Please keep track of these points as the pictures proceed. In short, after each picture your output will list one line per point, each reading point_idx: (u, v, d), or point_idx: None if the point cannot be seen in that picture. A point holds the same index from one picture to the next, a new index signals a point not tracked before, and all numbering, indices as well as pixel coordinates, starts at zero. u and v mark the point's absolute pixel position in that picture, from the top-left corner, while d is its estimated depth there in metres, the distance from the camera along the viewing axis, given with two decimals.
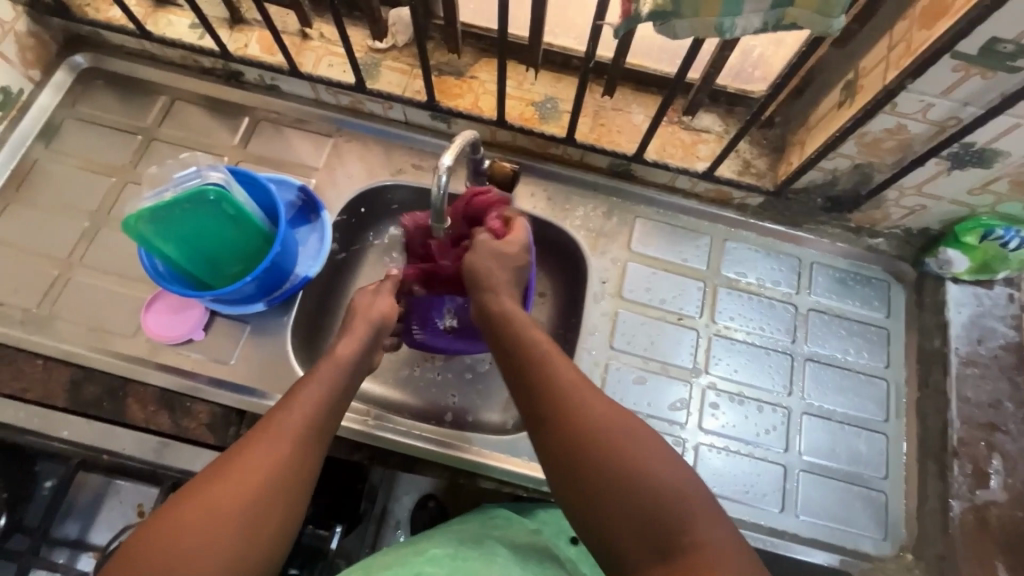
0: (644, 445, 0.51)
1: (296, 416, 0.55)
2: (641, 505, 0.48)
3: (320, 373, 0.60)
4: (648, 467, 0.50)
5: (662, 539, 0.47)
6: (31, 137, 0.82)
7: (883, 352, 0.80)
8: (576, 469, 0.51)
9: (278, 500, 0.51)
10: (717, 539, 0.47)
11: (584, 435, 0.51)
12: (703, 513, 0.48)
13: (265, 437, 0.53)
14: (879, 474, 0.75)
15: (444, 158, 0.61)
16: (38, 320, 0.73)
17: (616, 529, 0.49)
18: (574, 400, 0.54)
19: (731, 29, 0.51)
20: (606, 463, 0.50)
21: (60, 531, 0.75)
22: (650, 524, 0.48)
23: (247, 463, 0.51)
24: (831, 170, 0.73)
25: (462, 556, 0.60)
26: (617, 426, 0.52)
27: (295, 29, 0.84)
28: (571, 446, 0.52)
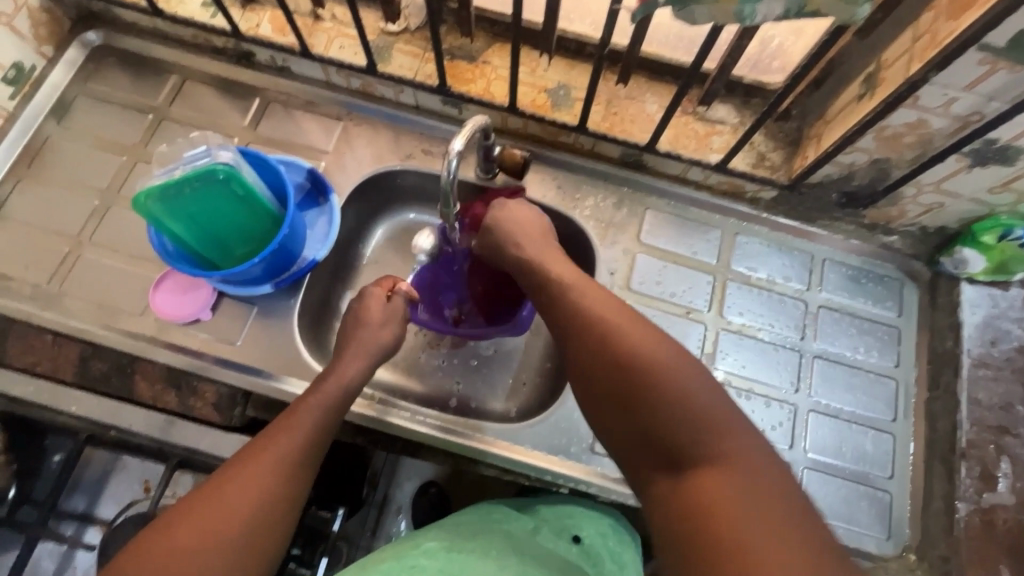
0: (676, 366, 0.51)
1: (298, 437, 0.57)
2: (663, 421, 0.49)
3: (318, 395, 0.61)
4: (680, 386, 0.50)
5: (681, 451, 0.48)
6: (42, 113, 0.82)
7: (894, 351, 0.79)
8: (601, 383, 0.54)
9: (277, 518, 0.53)
10: (744, 462, 0.47)
11: (610, 354, 0.54)
12: (731, 433, 0.48)
13: (262, 461, 0.54)
14: (884, 474, 0.74)
15: (455, 143, 0.60)
16: (48, 297, 0.74)
17: (637, 441, 0.51)
18: (602, 321, 0.56)
19: (752, 16, 0.50)
20: (632, 377, 0.52)
21: (68, 504, 0.75)
22: (669, 439, 0.49)
23: (249, 485, 0.52)
24: (847, 165, 0.72)
25: (457, 547, 0.62)
26: (648, 344, 0.53)
27: (307, 10, 0.83)
28: (596, 364, 0.54)
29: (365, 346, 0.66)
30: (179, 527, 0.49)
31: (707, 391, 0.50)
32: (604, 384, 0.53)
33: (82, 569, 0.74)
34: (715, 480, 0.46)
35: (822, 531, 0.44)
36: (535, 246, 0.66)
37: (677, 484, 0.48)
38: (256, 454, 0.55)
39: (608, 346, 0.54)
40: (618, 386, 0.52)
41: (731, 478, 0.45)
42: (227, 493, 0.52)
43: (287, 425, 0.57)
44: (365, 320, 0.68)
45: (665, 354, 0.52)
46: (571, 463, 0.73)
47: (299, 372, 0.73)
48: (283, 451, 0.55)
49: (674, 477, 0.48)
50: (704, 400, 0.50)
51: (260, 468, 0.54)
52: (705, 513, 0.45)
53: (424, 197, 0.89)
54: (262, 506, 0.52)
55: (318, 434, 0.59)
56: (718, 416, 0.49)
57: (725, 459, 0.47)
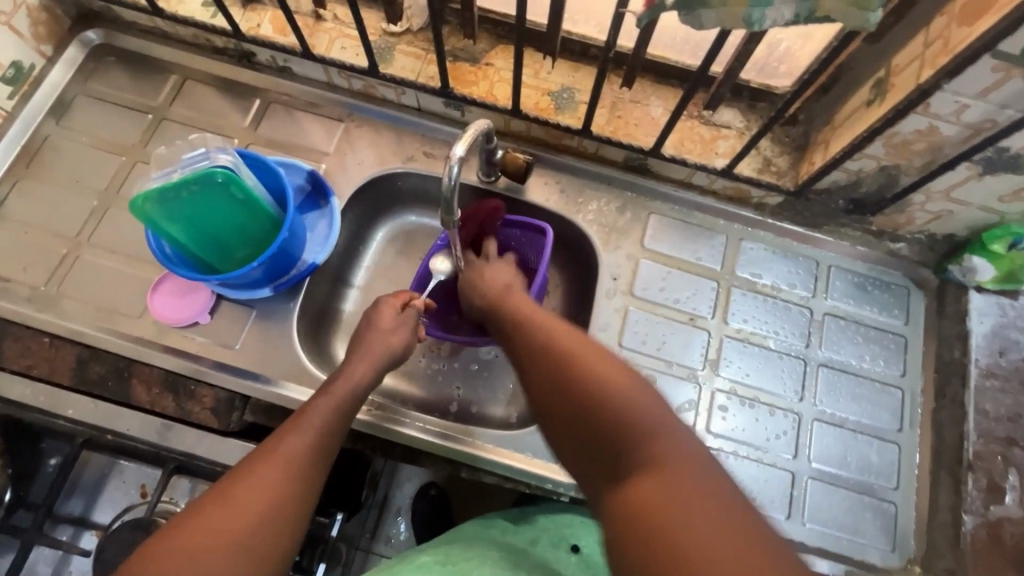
0: (622, 383, 0.51)
1: (308, 436, 0.56)
2: (609, 437, 0.49)
3: (327, 396, 0.60)
4: (625, 401, 0.50)
5: (625, 464, 0.48)
6: (42, 112, 0.81)
7: (900, 360, 0.78)
8: (547, 403, 0.54)
9: (291, 517, 0.52)
10: (688, 473, 0.45)
11: (558, 374, 0.54)
12: (675, 445, 0.47)
13: (276, 460, 0.53)
14: (890, 485, 0.73)
15: (457, 148, 0.59)
16: (45, 298, 0.73)
17: (587, 459, 0.51)
18: (554, 344, 0.57)
19: (760, 21, 0.49)
20: (577, 396, 0.52)
21: (65, 508, 0.74)
22: (614, 453, 0.49)
23: (262, 484, 0.51)
24: (855, 171, 0.71)
25: (451, 560, 0.62)
26: (596, 364, 0.53)
27: (309, 10, 0.83)
28: (547, 385, 0.55)
29: (374, 353, 0.66)
30: (191, 527, 0.47)
31: (652, 405, 0.50)
32: (554, 405, 0.54)
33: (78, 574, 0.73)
34: (655, 489, 0.44)
35: (771, 542, 0.41)
36: (508, 288, 0.68)
37: (621, 498, 0.46)
38: (266, 454, 0.53)
39: (557, 366, 0.54)
40: (565, 406, 0.53)
41: (671, 487, 0.44)
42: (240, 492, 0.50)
43: (296, 425, 0.57)
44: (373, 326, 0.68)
45: (613, 373, 0.52)
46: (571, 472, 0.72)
47: (298, 377, 0.72)
48: (293, 450, 0.54)
49: (617, 492, 0.47)
50: (649, 413, 0.49)
51: (273, 468, 0.52)
52: (643, 523, 0.43)
53: (425, 200, 0.88)
54: (276, 504, 0.51)
55: (328, 434, 0.58)
56: (663, 430, 0.48)
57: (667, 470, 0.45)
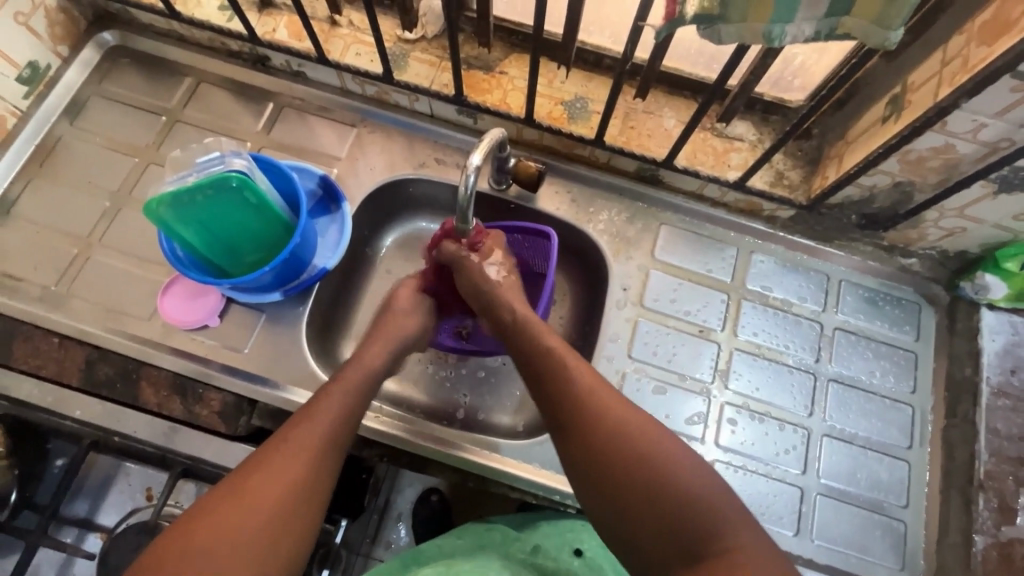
0: (687, 461, 0.52)
1: (322, 426, 0.56)
2: (676, 517, 0.50)
3: (341, 381, 0.61)
4: (693, 482, 0.51)
5: (695, 548, 0.48)
6: (56, 112, 0.81)
7: (911, 377, 0.78)
8: (590, 460, 0.54)
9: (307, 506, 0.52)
10: (760, 561, 0.47)
11: (602, 430, 0.54)
12: (746, 533, 0.49)
13: (290, 449, 0.53)
14: (899, 502, 0.73)
15: (473, 157, 0.60)
16: (55, 298, 0.73)
17: (645, 534, 0.50)
18: (605, 411, 0.55)
19: (780, 38, 0.49)
20: (643, 474, 0.51)
21: (70, 510, 0.73)
22: (680, 534, 0.49)
23: (276, 475, 0.52)
24: (868, 187, 0.71)
25: (454, 568, 0.64)
26: (656, 443, 0.53)
27: (325, 16, 0.83)
28: (600, 456, 0.53)
29: (390, 336, 0.68)
30: (207, 522, 0.48)
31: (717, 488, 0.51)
32: (610, 477, 0.52)
33: None
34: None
35: None
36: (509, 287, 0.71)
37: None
38: (279, 445, 0.54)
39: (616, 440, 0.53)
40: (626, 480, 0.52)
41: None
42: (252, 484, 0.51)
43: (309, 416, 0.56)
44: (390, 313, 0.72)
45: (674, 452, 0.53)
46: None
47: (306, 382, 0.72)
48: (307, 438, 0.55)
49: (688, 573, 0.48)
50: (717, 498, 0.50)
51: (288, 457, 0.53)
52: None
53: (435, 206, 0.88)
54: (291, 497, 0.52)
55: (343, 422, 0.58)
56: (731, 515, 0.50)
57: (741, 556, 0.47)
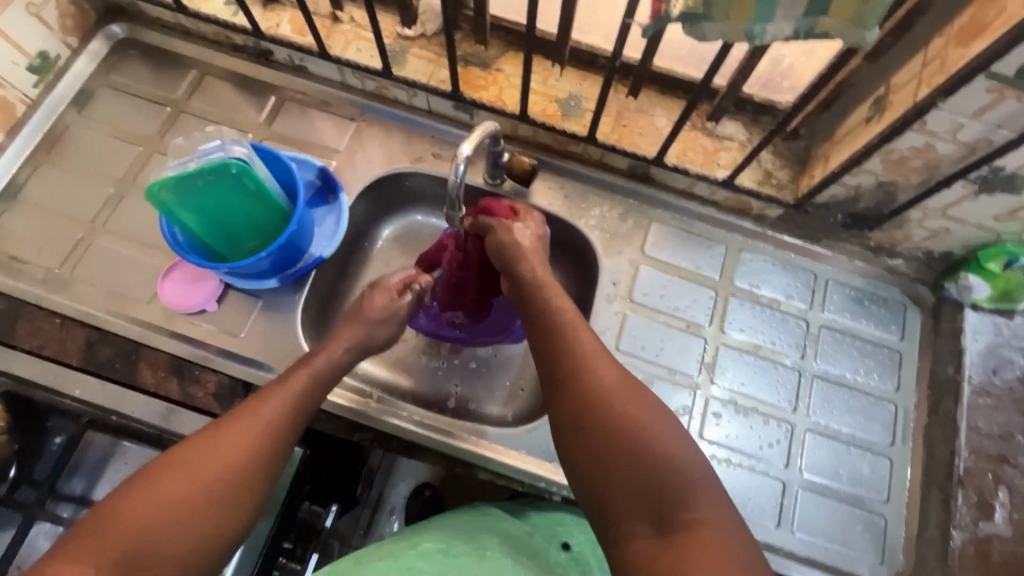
0: (667, 431, 0.53)
1: (276, 404, 0.58)
2: (647, 483, 0.50)
3: (309, 363, 0.63)
4: (671, 453, 0.51)
5: (665, 517, 0.49)
6: (64, 101, 0.84)
7: (895, 375, 0.79)
8: (588, 439, 0.54)
9: (255, 477, 0.54)
10: (723, 534, 0.48)
11: (602, 410, 0.54)
12: (714, 507, 0.49)
13: (248, 421, 0.56)
14: (880, 498, 0.74)
15: (463, 147, 0.61)
16: (59, 281, 0.76)
17: (615, 496, 0.51)
18: (595, 374, 0.56)
19: (761, 35, 0.51)
20: (622, 439, 0.52)
21: (66, 487, 0.71)
22: (648, 498, 0.50)
23: (232, 443, 0.54)
24: (853, 187, 0.72)
25: (454, 550, 0.65)
26: (642, 414, 0.53)
27: (327, 12, 0.85)
28: (585, 416, 0.54)
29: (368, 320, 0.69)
30: (142, 494, 0.49)
31: (696, 462, 0.52)
32: (592, 437, 0.53)
33: None
34: (699, 546, 0.46)
35: None
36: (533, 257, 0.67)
37: (654, 547, 0.48)
38: (228, 422, 0.56)
39: (602, 404, 0.54)
40: (607, 442, 0.52)
41: (715, 547, 0.47)
42: (194, 455, 0.52)
43: (265, 395, 0.58)
44: (359, 316, 0.69)
45: (657, 422, 0.53)
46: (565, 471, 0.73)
47: None
48: (269, 411, 0.57)
49: (651, 541, 0.48)
50: (695, 472, 0.51)
51: (245, 428, 0.55)
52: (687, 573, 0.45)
53: (432, 200, 0.90)
54: (240, 464, 0.53)
55: (300, 405, 0.60)
56: (703, 488, 0.50)
57: (705, 528, 0.48)
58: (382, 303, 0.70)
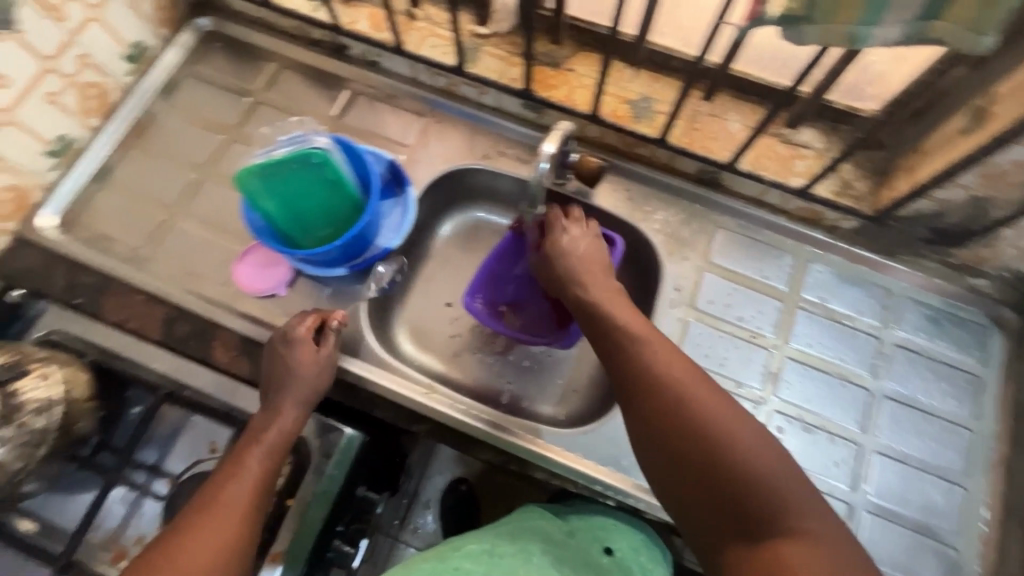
0: (758, 444, 0.54)
1: (242, 488, 0.60)
2: (741, 496, 0.52)
3: (260, 442, 0.63)
4: (763, 465, 0.53)
5: (757, 526, 0.51)
6: (153, 89, 0.88)
7: (973, 401, 0.75)
8: (672, 451, 0.55)
9: (231, 565, 0.57)
10: (821, 541, 0.50)
11: (683, 422, 0.55)
12: (805, 511, 0.51)
13: (212, 518, 0.58)
14: (953, 529, 0.70)
15: (546, 145, 0.62)
16: (142, 259, 0.80)
17: (705, 506, 0.54)
18: (673, 383, 0.57)
19: (865, 39, 0.49)
20: (709, 452, 0.53)
21: (140, 455, 0.74)
22: (740, 510, 0.52)
23: (197, 546, 0.56)
24: (941, 201, 0.69)
25: (498, 552, 0.66)
26: (725, 419, 0.55)
27: (403, 9, 0.87)
28: (672, 430, 0.55)
29: (298, 386, 0.67)
30: None
31: (786, 471, 0.53)
32: (675, 450, 0.55)
33: (147, 519, 0.72)
34: (796, 557, 0.49)
35: None
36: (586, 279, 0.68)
37: (748, 554, 0.51)
38: (194, 519, 0.58)
39: (688, 418, 0.55)
40: (698, 455, 0.54)
41: (813, 555, 0.49)
42: (168, 559, 0.56)
43: (234, 477, 0.61)
44: (292, 372, 0.67)
45: (748, 435, 0.54)
46: (620, 476, 0.72)
47: (362, 352, 0.77)
48: (230, 505, 0.59)
49: (747, 550, 0.51)
50: (790, 482, 0.52)
51: (208, 529, 0.57)
52: None
53: (493, 198, 0.90)
54: (213, 559, 0.56)
55: (263, 479, 0.62)
56: (795, 497, 0.52)
57: (801, 537, 0.50)
58: (309, 359, 0.69)
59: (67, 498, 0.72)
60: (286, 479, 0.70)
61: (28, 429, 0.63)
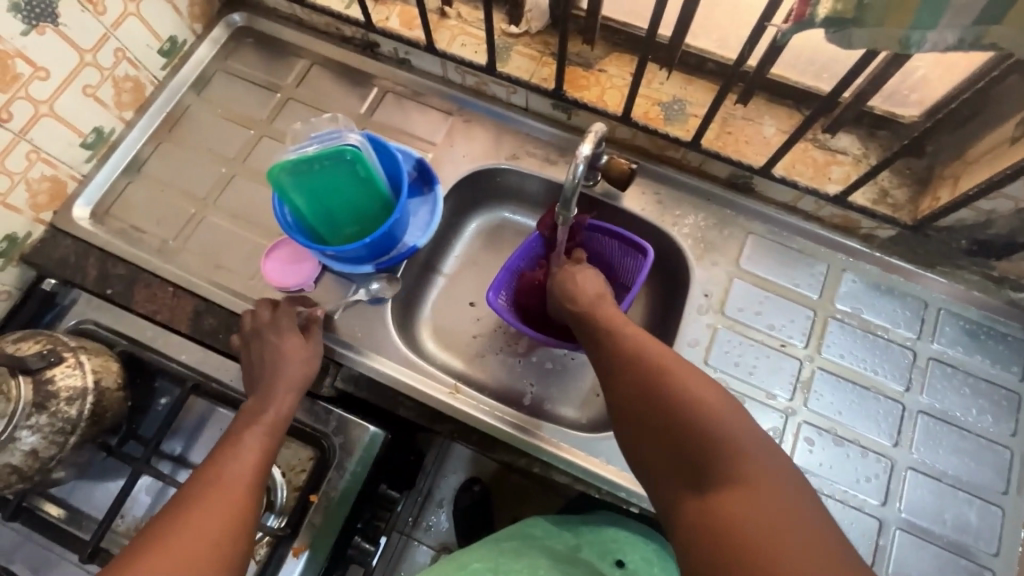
0: (710, 393, 0.52)
1: (243, 464, 0.59)
2: (691, 444, 0.50)
3: (258, 422, 0.63)
4: (715, 415, 0.50)
5: (707, 477, 0.48)
6: (186, 83, 0.89)
7: (1012, 418, 0.72)
8: (628, 408, 0.56)
9: (237, 545, 0.54)
10: (774, 492, 0.46)
11: (638, 378, 0.56)
12: (761, 464, 0.48)
13: (216, 492, 0.56)
14: (989, 550, 0.68)
15: (582, 148, 0.61)
16: (172, 251, 0.80)
17: (660, 460, 0.52)
18: (632, 346, 0.59)
19: (918, 43, 0.48)
20: (660, 404, 0.53)
21: (167, 446, 0.74)
22: (688, 460, 0.50)
23: (196, 519, 0.54)
24: (985, 211, 0.67)
25: (503, 568, 0.65)
26: (678, 374, 0.54)
27: (435, 7, 0.87)
28: (628, 387, 0.56)
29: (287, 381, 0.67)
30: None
31: (743, 423, 0.50)
32: (632, 407, 0.55)
33: None
34: (740, 503, 0.45)
35: (838, 546, 0.43)
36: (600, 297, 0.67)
37: (698, 508, 0.48)
38: (195, 499, 0.56)
39: (645, 372, 0.56)
40: (651, 404, 0.54)
41: (759, 503, 0.45)
42: (167, 535, 0.52)
43: (234, 453, 0.60)
44: (274, 366, 0.67)
45: (702, 385, 0.53)
46: None
47: (386, 350, 0.76)
48: (233, 479, 0.58)
49: (696, 501, 0.48)
50: (744, 433, 0.50)
51: (211, 502, 0.55)
52: (731, 528, 0.45)
53: (520, 198, 0.90)
54: (217, 536, 0.53)
55: (263, 461, 0.61)
56: (750, 448, 0.49)
57: (748, 486, 0.46)
58: (295, 347, 0.69)
59: (95, 487, 0.72)
60: (310, 475, 0.70)
61: (62, 416, 0.64)
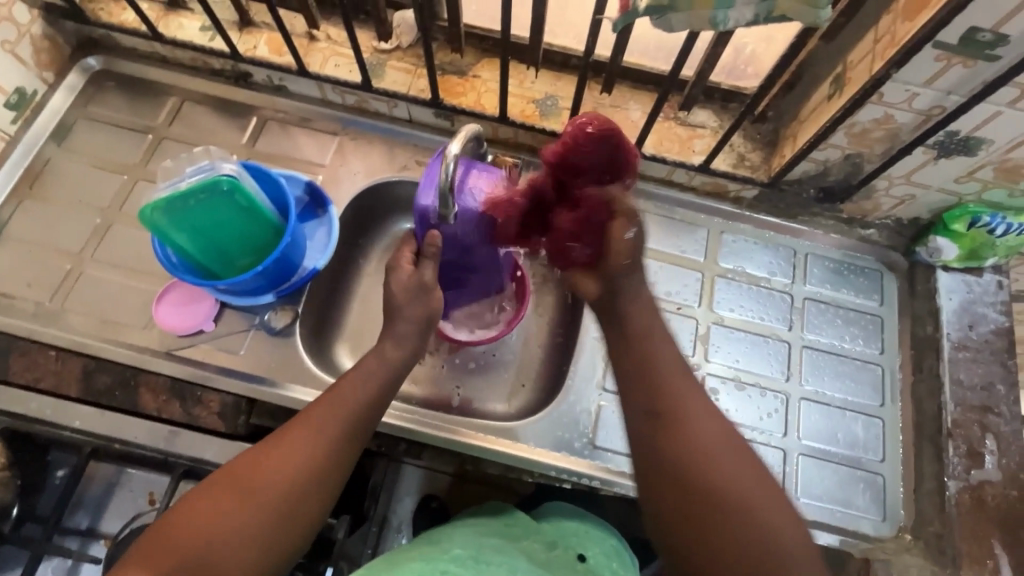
0: (742, 464, 0.58)
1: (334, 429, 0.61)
2: (744, 543, 0.54)
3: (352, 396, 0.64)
4: (770, 517, 0.55)
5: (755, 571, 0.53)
6: (43, 135, 0.83)
7: (878, 338, 0.82)
8: (685, 484, 0.57)
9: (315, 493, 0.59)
10: None
11: (704, 458, 0.57)
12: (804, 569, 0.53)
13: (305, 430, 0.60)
14: (876, 457, 0.77)
15: (451, 146, 0.60)
16: (50, 314, 0.75)
17: (704, 546, 0.55)
18: (698, 417, 0.59)
19: (724, 21, 0.54)
20: (726, 494, 0.56)
21: (71, 521, 0.71)
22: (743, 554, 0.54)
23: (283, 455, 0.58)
24: (822, 161, 0.76)
25: (485, 559, 0.64)
26: (739, 462, 0.58)
27: (303, 32, 0.87)
28: (688, 463, 0.57)
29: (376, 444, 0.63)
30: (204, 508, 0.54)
31: (791, 524, 0.55)
32: (691, 486, 0.56)
33: None
34: None
35: None
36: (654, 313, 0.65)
37: None
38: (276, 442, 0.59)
39: (713, 457, 0.57)
40: (702, 482, 0.56)
41: None
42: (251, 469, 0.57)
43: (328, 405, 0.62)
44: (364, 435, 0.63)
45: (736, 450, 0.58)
46: (573, 459, 0.74)
47: (300, 377, 0.75)
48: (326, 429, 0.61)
49: None
50: (792, 538, 0.55)
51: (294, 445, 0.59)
52: None
53: None
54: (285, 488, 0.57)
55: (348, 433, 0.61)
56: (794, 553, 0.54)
57: None
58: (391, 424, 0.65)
59: None
60: None
61: None
